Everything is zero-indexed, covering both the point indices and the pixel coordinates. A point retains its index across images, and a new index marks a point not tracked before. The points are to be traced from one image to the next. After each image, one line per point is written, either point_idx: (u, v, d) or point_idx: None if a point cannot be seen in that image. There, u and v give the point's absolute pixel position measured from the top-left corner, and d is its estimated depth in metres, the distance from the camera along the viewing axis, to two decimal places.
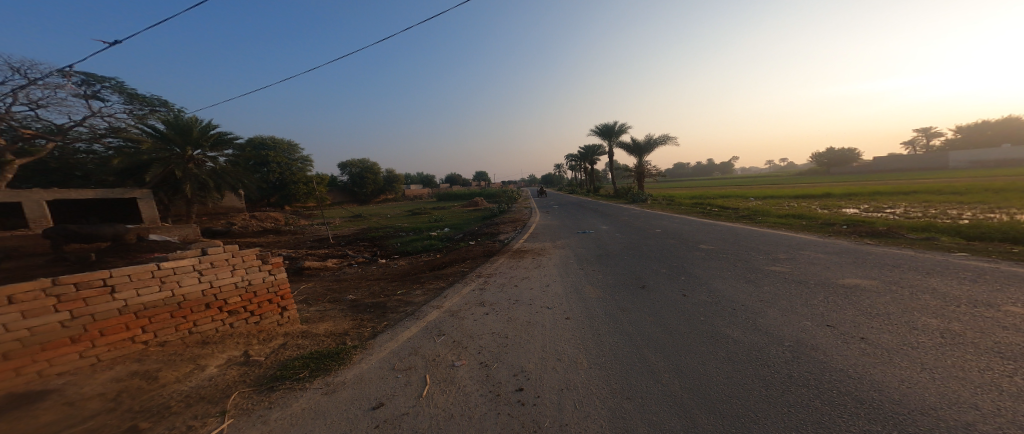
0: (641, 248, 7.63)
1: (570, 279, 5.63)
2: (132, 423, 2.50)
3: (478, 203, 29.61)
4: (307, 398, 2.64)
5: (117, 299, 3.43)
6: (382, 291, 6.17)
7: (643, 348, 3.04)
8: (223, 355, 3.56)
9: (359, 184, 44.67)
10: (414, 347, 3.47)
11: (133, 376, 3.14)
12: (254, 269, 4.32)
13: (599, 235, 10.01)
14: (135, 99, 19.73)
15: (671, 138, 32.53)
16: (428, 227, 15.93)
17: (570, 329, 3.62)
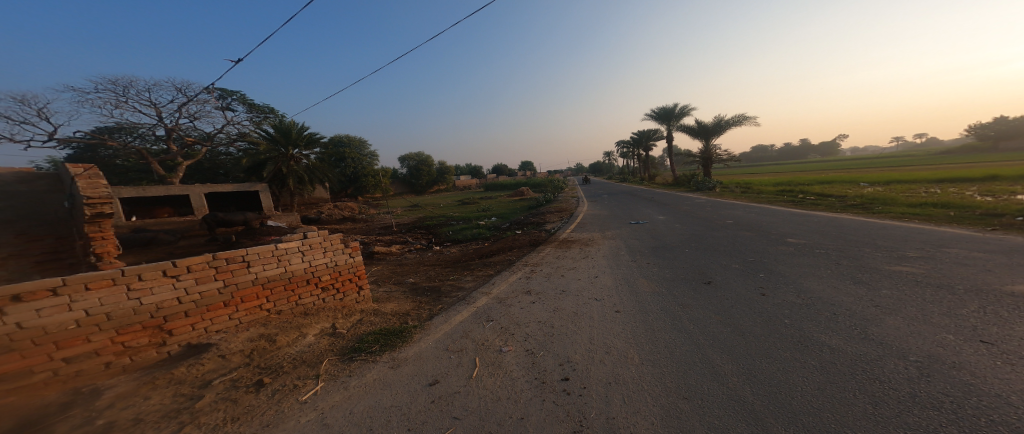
0: (705, 241, 7.08)
1: (622, 271, 5.44)
2: (259, 377, 2.97)
3: (523, 194, 29.85)
4: (377, 371, 2.91)
5: (252, 272, 4.05)
6: (437, 276, 6.52)
7: (706, 349, 2.85)
8: (319, 325, 4.04)
9: (416, 175, 47.22)
10: (466, 331, 3.64)
11: (260, 337, 3.72)
12: (339, 251, 4.80)
13: (654, 225, 9.51)
14: (254, 108, 23.31)
15: (747, 117, 29.37)
16: (476, 216, 16.41)
17: (623, 323, 3.50)
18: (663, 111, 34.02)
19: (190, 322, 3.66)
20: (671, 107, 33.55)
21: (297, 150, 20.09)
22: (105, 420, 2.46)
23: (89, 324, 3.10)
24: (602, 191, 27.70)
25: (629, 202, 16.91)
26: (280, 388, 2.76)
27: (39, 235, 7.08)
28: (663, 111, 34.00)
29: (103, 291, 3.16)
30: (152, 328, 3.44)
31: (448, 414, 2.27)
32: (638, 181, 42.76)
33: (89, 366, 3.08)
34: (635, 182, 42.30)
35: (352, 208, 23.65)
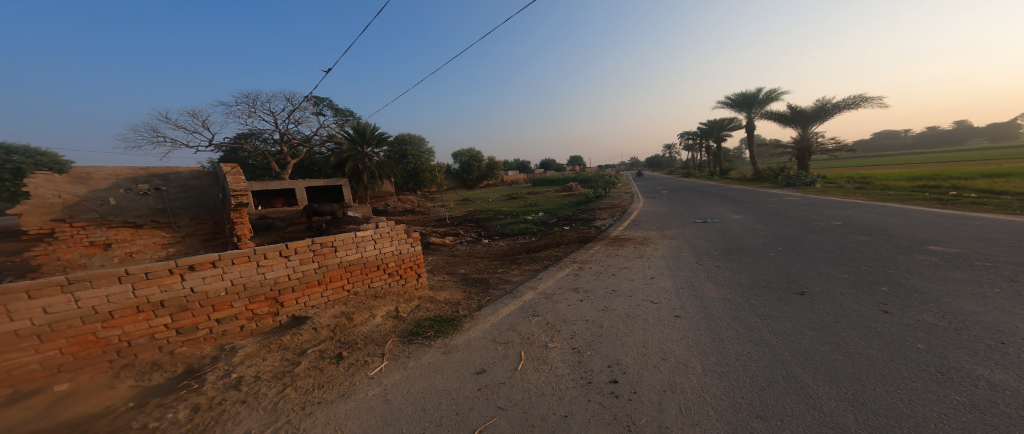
0: (791, 244, 6.24)
1: (685, 273, 5.04)
2: (339, 350, 3.36)
3: (574, 188, 28.96)
4: (431, 355, 3.11)
5: (337, 256, 4.56)
6: (485, 268, 6.72)
7: (793, 367, 2.50)
8: (386, 307, 4.43)
9: (467, 170, 48.26)
10: (511, 324, 3.70)
11: (341, 315, 4.20)
12: (404, 241, 5.17)
13: (727, 225, 8.56)
14: (340, 112, 26.42)
15: (869, 99, 24.78)
16: (524, 210, 16.43)
17: (685, 328, 3.25)
18: (742, 96, 30.29)
19: (294, 297, 4.27)
20: (752, 91, 29.75)
21: (371, 149, 22.20)
22: (236, 374, 3.00)
23: (231, 293, 3.83)
24: (657, 186, 26.00)
25: (693, 198, 15.66)
26: (353, 363, 3.09)
27: (201, 218, 8.66)
28: (741, 97, 30.30)
29: (242, 266, 3.86)
30: (271, 300, 4.11)
31: (493, 404, 2.33)
32: (705, 175, 39.08)
33: (231, 328, 3.83)
34: (701, 176, 38.76)
35: (414, 201, 25.31)
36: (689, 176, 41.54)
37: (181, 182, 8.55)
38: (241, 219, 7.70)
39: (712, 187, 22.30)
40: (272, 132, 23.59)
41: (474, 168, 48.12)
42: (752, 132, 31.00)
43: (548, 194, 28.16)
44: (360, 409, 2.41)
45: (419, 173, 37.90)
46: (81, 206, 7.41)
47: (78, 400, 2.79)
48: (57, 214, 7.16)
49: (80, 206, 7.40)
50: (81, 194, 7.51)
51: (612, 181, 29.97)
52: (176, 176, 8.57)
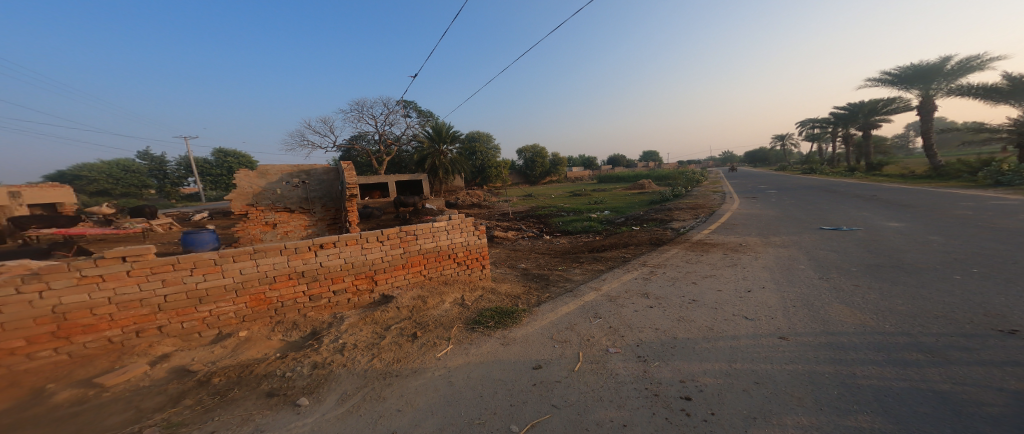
0: (991, 266, 4.63)
1: (800, 289, 4.20)
2: (414, 329, 3.72)
3: (648, 186, 26.42)
4: (491, 344, 3.27)
5: (419, 243, 5.02)
6: (546, 265, 6.68)
7: (974, 422, 1.87)
8: (454, 294, 4.75)
9: (529, 168, 46.94)
10: (570, 323, 3.65)
11: (419, 297, 4.64)
12: (471, 233, 5.43)
13: (870, 235, 6.85)
14: (422, 114, 29.35)
15: None
16: (588, 208, 15.68)
17: (790, 352, 2.74)
18: (915, 69, 23.64)
19: (386, 277, 4.87)
20: (934, 62, 22.96)
21: (446, 146, 23.99)
22: (342, 340, 3.56)
23: (344, 269, 4.54)
24: (762, 185, 22.27)
25: (817, 199, 13.02)
26: (425, 343, 3.39)
27: (328, 206, 10.34)
28: (914, 70, 23.66)
29: (350, 247, 4.52)
30: (369, 278, 4.74)
31: (548, 401, 2.34)
32: (841, 170, 31.85)
33: (342, 299, 4.57)
34: (834, 172, 31.70)
35: (480, 195, 26.05)
36: (814, 173, 34.43)
37: (317, 177, 10.15)
38: (351, 205, 9.11)
39: (847, 186, 18.16)
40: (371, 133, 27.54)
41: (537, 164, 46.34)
42: (929, 115, 24.07)
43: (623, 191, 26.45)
44: (428, 386, 2.65)
45: (487, 170, 38.67)
46: (262, 195, 9.59)
47: (250, 345, 3.67)
48: (249, 199, 9.46)
49: (261, 195, 9.58)
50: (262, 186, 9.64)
51: (696, 179, 26.10)
52: (315, 171, 10.14)
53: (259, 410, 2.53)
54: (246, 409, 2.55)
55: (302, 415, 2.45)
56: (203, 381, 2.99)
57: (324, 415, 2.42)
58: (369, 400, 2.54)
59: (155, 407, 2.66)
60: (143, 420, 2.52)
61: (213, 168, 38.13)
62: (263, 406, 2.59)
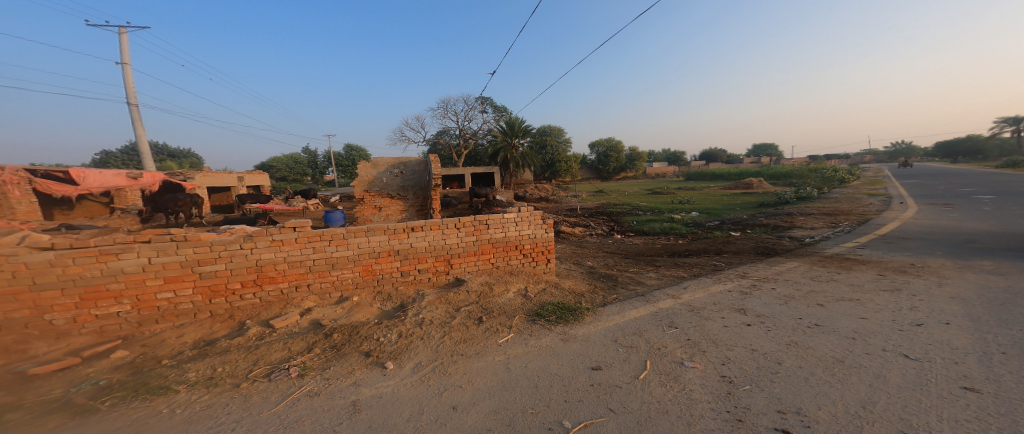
0: None
1: (1008, 331, 3.15)
2: (478, 314, 3.92)
3: (757, 185, 22.91)
4: (551, 339, 3.30)
5: (495, 232, 5.24)
6: (615, 265, 6.37)
7: None
8: (518, 284, 4.90)
9: (602, 162, 44.05)
10: (638, 328, 3.47)
11: (485, 283, 4.86)
12: (539, 226, 5.44)
13: None
14: (496, 109, 30.70)
15: None
16: (670, 207, 14.37)
17: (973, 407, 2.11)
18: None
19: (461, 261, 5.19)
20: None
21: (517, 140, 24.29)
22: (421, 315, 3.93)
23: (428, 250, 4.98)
24: (969, 188, 16.71)
25: None
26: (489, 328, 3.57)
27: (419, 195, 11.44)
28: None
29: (432, 232, 4.93)
30: (446, 261, 5.10)
31: (604, 404, 2.27)
32: None
33: (424, 277, 5.02)
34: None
35: (548, 189, 25.69)
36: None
37: (412, 168, 11.24)
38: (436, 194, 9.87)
39: None
40: (454, 128, 29.54)
41: (613, 158, 43.21)
42: None
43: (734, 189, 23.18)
44: (488, 370, 2.79)
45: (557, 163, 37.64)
46: (370, 182, 10.96)
47: (359, 309, 4.31)
48: (366, 186, 10.91)
49: (370, 183, 10.96)
50: (371, 174, 11.00)
51: (839, 178, 21.25)
52: (410, 163, 11.22)
53: (357, 367, 2.95)
54: (351, 364, 3.01)
55: (388, 376, 2.80)
56: (327, 334, 3.61)
57: (403, 380, 2.73)
58: (438, 373, 2.78)
59: (300, 350, 3.31)
60: (292, 359, 3.16)
61: (346, 160, 45.19)
62: (361, 363, 3.03)
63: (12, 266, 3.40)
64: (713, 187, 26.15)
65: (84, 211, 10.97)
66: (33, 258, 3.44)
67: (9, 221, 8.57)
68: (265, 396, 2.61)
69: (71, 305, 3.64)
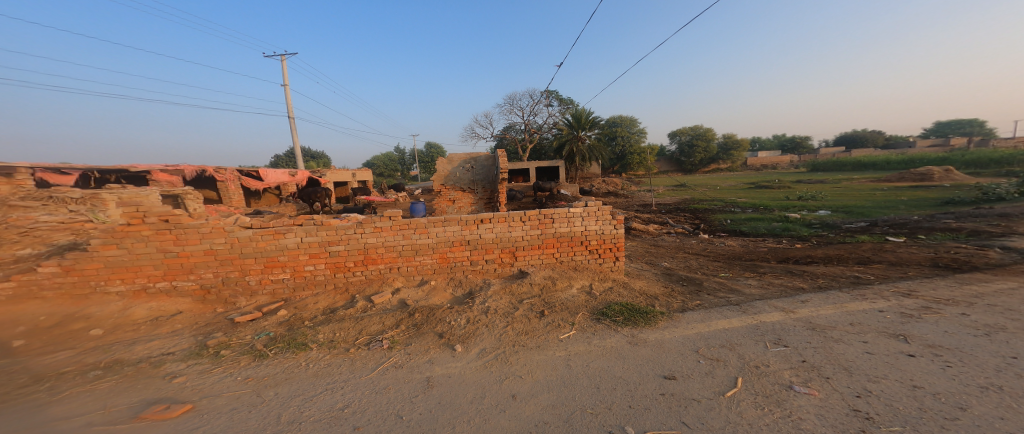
0: None
1: None
2: (540, 308, 3.93)
3: (935, 179, 17.58)
4: (617, 340, 3.16)
5: (564, 227, 5.12)
6: (697, 268, 5.75)
7: None
8: (582, 281, 4.81)
9: (685, 152, 39.21)
10: (729, 341, 3.10)
11: (548, 278, 4.83)
12: (607, 222, 5.18)
13: None
14: (561, 101, 30.12)
15: None
16: (776, 204, 12.31)
17: None
18: None
19: (525, 254, 5.19)
20: None
21: (584, 132, 23.26)
22: (486, 304, 4.08)
23: (495, 242, 5.09)
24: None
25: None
26: (551, 322, 3.58)
27: (487, 189, 11.83)
28: None
29: (499, 225, 5.02)
30: (510, 253, 5.16)
31: (678, 416, 2.11)
32: None
33: (490, 267, 5.15)
34: None
35: (617, 183, 24.16)
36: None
37: (481, 164, 11.62)
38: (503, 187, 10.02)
39: None
40: (520, 123, 29.69)
41: (698, 148, 38.20)
42: None
43: (897, 182, 18.09)
44: (549, 363, 2.82)
45: (627, 156, 34.75)
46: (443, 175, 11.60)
47: (434, 292, 4.66)
48: (441, 180, 11.59)
49: (444, 176, 11.59)
50: (445, 169, 11.62)
51: None
52: (479, 158, 11.60)
53: (432, 346, 3.22)
54: (426, 343, 3.29)
55: (456, 358, 3.00)
56: (410, 313, 3.97)
57: (469, 363, 2.90)
58: (500, 361, 2.89)
59: (391, 325, 3.73)
60: (384, 332, 3.59)
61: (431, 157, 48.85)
62: (435, 343, 3.29)
63: (230, 239, 4.49)
64: (857, 180, 21.00)
65: (266, 201, 14.10)
66: (241, 233, 4.49)
67: (229, 207, 11.24)
68: (363, 363, 3.00)
69: (258, 270, 4.65)
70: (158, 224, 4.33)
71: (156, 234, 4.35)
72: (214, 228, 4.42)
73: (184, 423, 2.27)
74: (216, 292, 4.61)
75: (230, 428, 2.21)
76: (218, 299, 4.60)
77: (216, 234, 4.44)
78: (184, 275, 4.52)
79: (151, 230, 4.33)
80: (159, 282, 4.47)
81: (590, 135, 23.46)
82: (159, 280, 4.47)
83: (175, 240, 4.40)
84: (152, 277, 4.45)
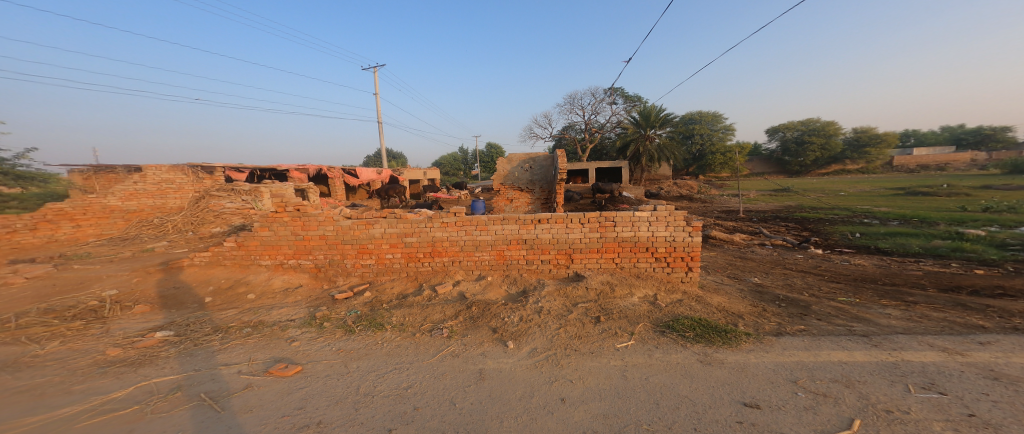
0: None
1: None
2: (596, 314, 3.77)
3: None
4: (685, 357, 2.89)
5: (629, 231, 4.80)
6: (802, 289, 4.88)
7: None
8: (645, 291, 4.49)
9: (794, 152, 33.59)
10: (847, 376, 2.58)
11: (607, 283, 4.60)
12: (679, 228, 4.72)
13: None
14: (627, 99, 28.35)
15: None
16: (927, 216, 9.75)
17: None
18: None
19: (582, 257, 4.98)
20: None
21: (653, 131, 21.18)
22: (539, 304, 4.04)
23: (551, 242, 4.98)
24: None
25: None
26: (606, 330, 3.41)
27: (545, 189, 11.39)
28: None
29: (557, 225, 4.91)
30: (566, 255, 4.99)
31: None
32: None
33: (544, 268, 5.05)
34: None
35: (693, 186, 21.82)
36: None
37: (540, 164, 11.24)
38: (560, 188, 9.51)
39: None
40: (579, 122, 28.57)
41: (811, 145, 32.31)
42: None
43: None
44: (603, 372, 2.71)
45: (707, 155, 30.92)
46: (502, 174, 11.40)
47: (491, 288, 4.79)
48: (501, 179, 11.44)
49: (503, 175, 11.40)
50: (504, 169, 11.41)
51: None
52: (538, 158, 11.19)
53: (486, 340, 3.33)
54: (480, 337, 3.40)
55: (508, 354, 3.06)
56: (468, 306, 4.13)
57: (520, 360, 2.93)
58: (551, 363, 2.86)
59: (451, 315, 3.94)
60: (445, 321, 3.82)
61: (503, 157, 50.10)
62: (488, 337, 3.38)
63: (337, 227, 5.22)
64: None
65: (359, 196, 16.25)
66: (344, 223, 5.19)
67: (336, 200, 13.05)
68: (425, 348, 3.23)
69: (354, 255, 5.32)
70: (293, 212, 5.23)
71: (293, 221, 5.25)
72: (325, 217, 5.20)
73: (294, 382, 2.72)
74: (324, 270, 5.41)
75: (323, 392, 2.57)
76: (325, 277, 5.39)
77: (328, 222, 5.21)
78: (305, 255, 5.38)
79: (290, 216, 5.23)
80: (292, 259, 5.40)
81: (660, 134, 21.33)
82: (291, 258, 5.40)
83: (303, 225, 5.26)
84: (286, 255, 5.39)
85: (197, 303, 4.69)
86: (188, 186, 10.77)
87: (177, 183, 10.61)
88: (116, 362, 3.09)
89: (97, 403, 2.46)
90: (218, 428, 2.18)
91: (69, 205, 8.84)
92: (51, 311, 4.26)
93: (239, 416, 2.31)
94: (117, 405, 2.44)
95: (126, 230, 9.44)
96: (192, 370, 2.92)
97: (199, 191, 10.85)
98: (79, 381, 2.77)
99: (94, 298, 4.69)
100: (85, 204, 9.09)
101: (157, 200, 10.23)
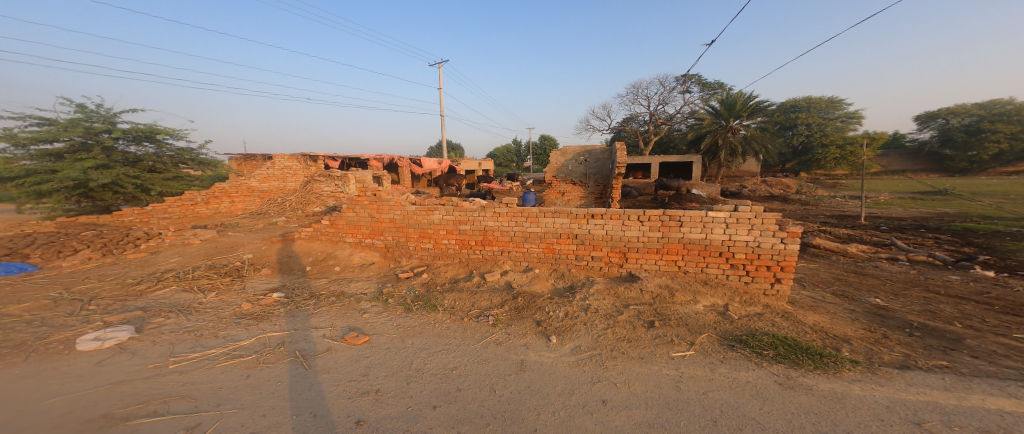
0: None
1: None
2: (650, 319, 3.53)
3: None
4: (759, 377, 2.55)
5: (700, 232, 4.34)
6: (952, 318, 3.88)
7: None
8: (712, 300, 4.05)
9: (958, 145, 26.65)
10: (1006, 429, 2.02)
11: (666, 288, 4.26)
12: (768, 233, 4.11)
13: None
14: (707, 86, 25.51)
15: None
16: None
17: None
18: None
19: (637, 257, 4.67)
20: None
21: (737, 121, 18.59)
22: (585, 302, 3.91)
23: (605, 239, 4.75)
24: None
25: None
26: (660, 336, 3.18)
27: (598, 183, 10.80)
28: None
29: (612, 222, 4.66)
30: (620, 253, 4.72)
31: None
32: None
33: (595, 265, 4.85)
34: None
35: (789, 185, 18.70)
36: None
37: (595, 157, 10.75)
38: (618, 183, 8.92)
39: None
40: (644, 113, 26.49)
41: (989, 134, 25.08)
42: None
43: None
44: (652, 379, 2.54)
45: (816, 148, 26.11)
46: (557, 167, 11.11)
47: (538, 280, 4.79)
48: (554, 172, 11.17)
49: (557, 168, 11.08)
50: (558, 161, 11.09)
51: None
52: (594, 151, 10.76)
53: (529, 332, 3.35)
54: (523, 329, 3.42)
55: (550, 348, 3.04)
56: (514, 297, 4.19)
57: (561, 357, 2.90)
58: (595, 363, 2.77)
59: (498, 303, 4.05)
60: (492, 309, 3.93)
61: None
62: (531, 330, 3.39)
63: (404, 212, 5.69)
64: None
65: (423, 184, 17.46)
66: (411, 208, 5.63)
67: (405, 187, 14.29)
68: (471, 333, 3.37)
69: (415, 238, 5.75)
70: (372, 197, 5.85)
71: (371, 205, 5.87)
72: (394, 202, 5.70)
73: (361, 350, 3.07)
74: (392, 251, 5.94)
75: (383, 363, 2.86)
76: (392, 256, 5.92)
77: (397, 207, 5.71)
78: (376, 236, 5.98)
79: (371, 200, 5.85)
80: (371, 239, 6.03)
81: (749, 124, 18.58)
82: (367, 237, 6.05)
83: (379, 209, 5.84)
84: (364, 234, 6.06)
85: (300, 271, 5.57)
86: (300, 172, 12.83)
87: (294, 169, 12.72)
88: (247, 315, 3.84)
89: (230, 348, 3.09)
90: (303, 383, 2.57)
91: (228, 185, 11.01)
92: (211, 267, 5.47)
93: (319, 374, 2.69)
94: (243, 352, 3.04)
95: (261, 207, 11.52)
96: (292, 328, 3.49)
97: (307, 176, 12.83)
98: (223, 328, 3.51)
99: (238, 259, 5.89)
100: (238, 184, 11.26)
101: (280, 182, 12.36)
